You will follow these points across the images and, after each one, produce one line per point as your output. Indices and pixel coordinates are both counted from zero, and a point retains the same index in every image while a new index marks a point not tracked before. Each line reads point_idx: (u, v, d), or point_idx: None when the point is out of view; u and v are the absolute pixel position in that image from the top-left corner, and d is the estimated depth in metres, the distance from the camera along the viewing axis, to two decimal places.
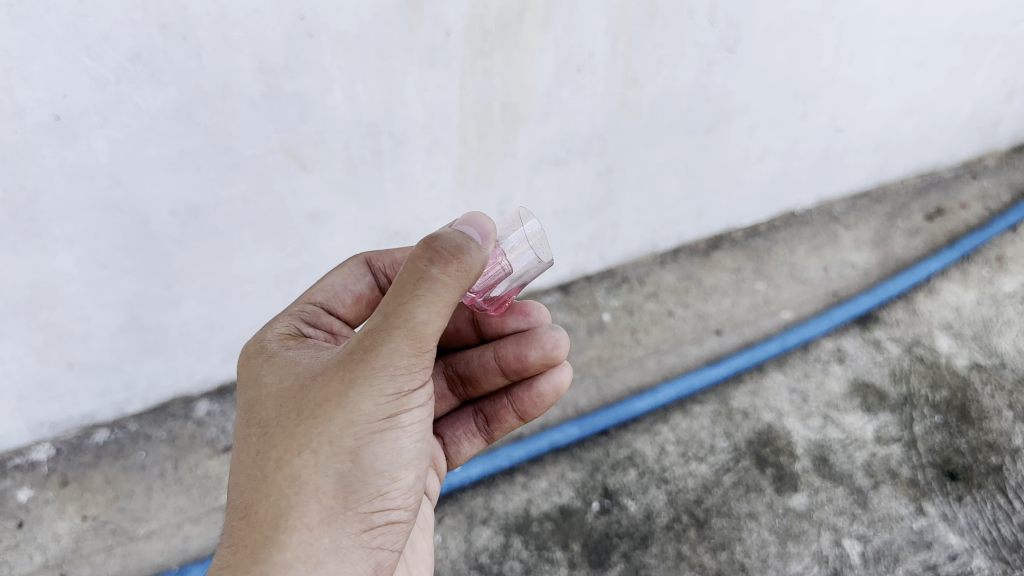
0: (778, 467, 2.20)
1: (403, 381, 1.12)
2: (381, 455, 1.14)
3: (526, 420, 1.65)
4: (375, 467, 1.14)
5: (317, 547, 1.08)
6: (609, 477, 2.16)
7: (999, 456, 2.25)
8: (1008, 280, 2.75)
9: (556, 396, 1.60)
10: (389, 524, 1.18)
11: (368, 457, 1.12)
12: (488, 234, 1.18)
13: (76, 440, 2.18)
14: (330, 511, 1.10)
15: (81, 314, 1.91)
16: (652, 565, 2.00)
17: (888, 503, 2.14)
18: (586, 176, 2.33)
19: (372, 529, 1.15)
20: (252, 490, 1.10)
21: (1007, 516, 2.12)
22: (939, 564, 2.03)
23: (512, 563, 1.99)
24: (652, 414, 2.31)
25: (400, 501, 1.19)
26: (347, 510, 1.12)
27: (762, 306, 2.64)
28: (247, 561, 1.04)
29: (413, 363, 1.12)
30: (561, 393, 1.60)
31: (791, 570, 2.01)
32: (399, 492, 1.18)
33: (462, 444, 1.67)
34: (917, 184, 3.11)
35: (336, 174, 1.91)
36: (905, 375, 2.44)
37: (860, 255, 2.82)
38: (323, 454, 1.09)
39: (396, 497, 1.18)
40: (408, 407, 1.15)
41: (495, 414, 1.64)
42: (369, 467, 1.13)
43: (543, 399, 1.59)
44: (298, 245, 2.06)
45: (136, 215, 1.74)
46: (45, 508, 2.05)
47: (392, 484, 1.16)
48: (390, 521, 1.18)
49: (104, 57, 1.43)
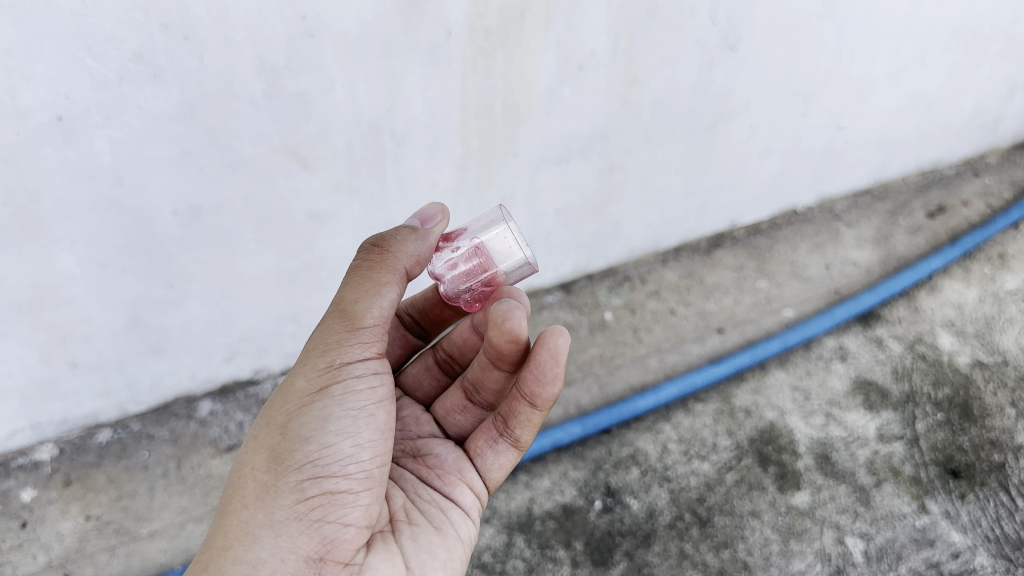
0: (780, 465, 2.20)
1: (330, 356, 1.29)
2: (307, 424, 1.26)
3: None
4: (301, 436, 1.25)
5: (251, 521, 1.21)
6: (611, 476, 2.16)
7: (1002, 453, 2.25)
8: (1010, 278, 2.75)
9: (571, 374, 1.47)
10: (330, 496, 1.23)
11: (295, 428, 1.26)
12: (429, 219, 1.44)
13: (79, 439, 2.18)
14: (264, 483, 1.24)
15: (83, 314, 1.91)
16: (654, 564, 2.00)
17: (891, 501, 2.14)
18: (588, 175, 2.32)
19: (308, 499, 1.23)
20: (232, 479, 1.29)
21: (1010, 514, 2.13)
22: (942, 562, 2.03)
23: (515, 561, 2.00)
24: (654, 412, 2.31)
25: (341, 471, 1.25)
26: (278, 480, 1.23)
27: (764, 304, 2.64)
28: (210, 534, 1.24)
29: (341, 339, 1.31)
30: (576, 370, 1.47)
31: (793, 568, 2.01)
32: (335, 460, 1.25)
33: (488, 453, 1.56)
34: (919, 181, 3.11)
35: (338, 173, 1.91)
36: (907, 372, 2.44)
37: (862, 253, 2.82)
38: (262, 435, 1.29)
39: (334, 465, 1.25)
40: (336, 379, 1.28)
41: None
42: (295, 437, 1.25)
43: None
44: (300, 245, 2.06)
45: (138, 215, 1.74)
46: (48, 508, 2.06)
47: (321, 450, 1.24)
48: (331, 492, 1.24)
49: (105, 57, 1.42)
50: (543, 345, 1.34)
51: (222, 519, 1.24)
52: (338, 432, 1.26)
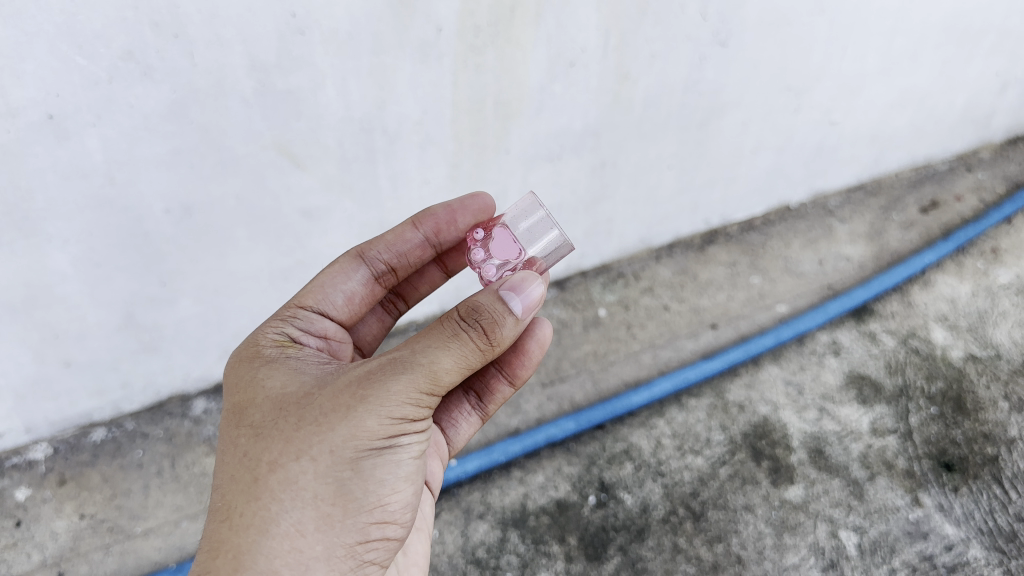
0: (774, 459, 2.21)
1: (410, 408, 1.21)
2: (378, 470, 1.22)
3: (517, 384, 1.71)
4: (372, 481, 1.21)
5: (306, 554, 1.16)
6: (605, 471, 2.17)
7: (995, 446, 2.26)
8: (1003, 272, 2.76)
9: (542, 351, 1.65)
10: (382, 539, 1.26)
11: (366, 472, 1.20)
12: (532, 302, 1.27)
13: (73, 438, 2.18)
14: (325, 519, 1.18)
15: (76, 313, 1.91)
16: (648, 558, 2.01)
17: (884, 494, 2.15)
18: (580, 171, 2.33)
19: (365, 542, 1.23)
20: (244, 496, 1.18)
21: (1003, 506, 2.13)
22: (935, 554, 2.04)
23: (510, 556, 2.01)
24: (648, 407, 2.32)
25: (397, 515, 1.27)
26: (344, 518, 1.20)
27: (757, 300, 2.64)
28: (230, 565, 1.13)
29: (422, 395, 1.22)
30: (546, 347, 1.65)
31: (787, 562, 2.02)
32: (397, 506, 1.26)
33: (459, 425, 1.70)
34: (912, 177, 3.12)
35: (330, 171, 1.92)
36: (900, 366, 2.45)
37: (855, 249, 2.83)
38: (323, 463, 1.18)
39: (394, 511, 1.26)
40: (408, 431, 1.23)
41: (486, 387, 1.70)
42: (365, 481, 1.21)
43: (530, 356, 1.64)
44: (293, 243, 2.07)
45: (130, 213, 1.75)
46: (43, 507, 2.06)
47: (389, 498, 1.24)
48: (384, 536, 1.26)
49: (96, 55, 1.43)
50: (533, 337, 1.62)
51: (259, 539, 1.15)
52: (404, 479, 1.26)
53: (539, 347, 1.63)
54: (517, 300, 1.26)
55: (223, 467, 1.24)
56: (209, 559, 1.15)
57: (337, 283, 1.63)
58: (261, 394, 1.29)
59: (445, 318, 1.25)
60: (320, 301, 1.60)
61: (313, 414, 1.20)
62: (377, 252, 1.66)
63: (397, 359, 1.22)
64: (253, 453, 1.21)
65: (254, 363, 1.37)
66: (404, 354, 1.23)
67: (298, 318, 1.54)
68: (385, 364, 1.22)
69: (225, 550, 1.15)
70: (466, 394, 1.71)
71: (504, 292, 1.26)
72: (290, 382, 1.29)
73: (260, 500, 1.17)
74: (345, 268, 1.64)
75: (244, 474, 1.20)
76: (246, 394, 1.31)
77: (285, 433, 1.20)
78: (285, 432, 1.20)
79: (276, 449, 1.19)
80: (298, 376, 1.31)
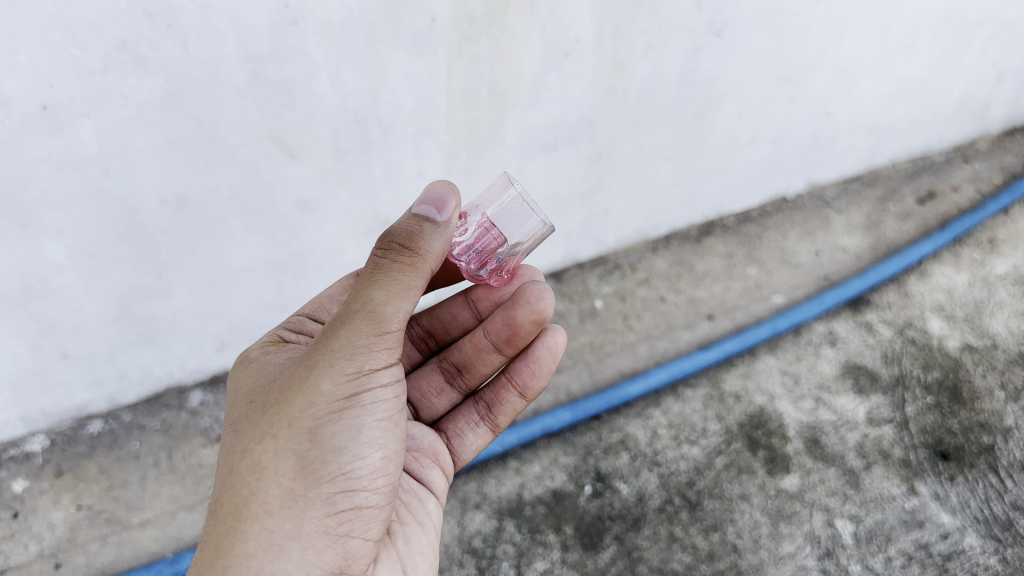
0: (770, 449, 2.21)
1: (361, 361, 1.25)
2: (338, 434, 1.25)
3: (528, 397, 1.73)
4: (334, 446, 1.24)
5: (278, 534, 1.20)
6: (601, 461, 2.17)
7: (991, 436, 2.26)
8: (999, 262, 2.76)
9: (553, 362, 1.69)
10: (355, 510, 1.28)
11: (326, 437, 1.24)
12: (444, 205, 1.28)
13: (71, 430, 2.19)
14: (291, 494, 1.22)
15: (72, 305, 1.92)
16: (644, 547, 2.01)
17: (880, 484, 2.15)
18: (576, 162, 2.33)
19: (336, 514, 1.25)
20: (221, 488, 1.24)
21: (999, 495, 2.13)
22: (931, 543, 2.04)
23: (506, 546, 2.01)
24: (644, 398, 2.32)
25: (367, 482, 1.28)
26: (308, 490, 1.23)
27: (754, 291, 2.64)
28: (212, 556, 1.18)
29: (372, 346, 1.25)
30: (558, 358, 1.69)
31: (783, 551, 2.02)
32: (364, 472, 1.28)
33: (466, 436, 1.74)
34: (909, 168, 3.11)
35: (325, 161, 1.92)
36: (897, 356, 2.45)
37: (852, 240, 2.83)
38: (283, 439, 1.22)
39: (363, 477, 1.28)
40: (367, 389, 1.26)
41: (496, 397, 1.72)
42: (327, 447, 1.24)
43: (541, 365, 1.68)
44: (288, 234, 2.07)
45: (125, 204, 1.75)
46: (40, 498, 2.07)
47: (354, 465, 1.26)
48: (357, 506, 1.28)
49: (90, 46, 1.43)
50: (543, 344, 1.66)
51: (235, 525, 1.19)
52: (370, 443, 1.28)
53: (550, 356, 1.67)
54: (437, 212, 1.29)
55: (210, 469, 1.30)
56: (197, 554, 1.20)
57: (335, 295, 1.70)
58: (238, 394, 1.36)
59: (371, 261, 1.29)
60: (317, 309, 1.67)
61: (274, 396, 1.25)
62: None
63: (338, 317, 1.26)
64: (226, 448, 1.28)
65: (237, 370, 1.43)
66: (343, 309, 1.26)
67: (294, 322, 1.62)
68: (329, 327, 1.26)
69: (209, 543, 1.20)
70: (477, 405, 1.75)
71: (421, 209, 1.29)
72: (260, 376, 1.36)
73: (233, 488, 1.22)
74: (344, 285, 1.73)
75: (222, 468, 1.25)
76: (229, 399, 1.38)
77: (250, 421, 1.26)
78: (247, 423, 1.26)
79: (242, 437, 1.25)
80: (268, 368, 1.37)
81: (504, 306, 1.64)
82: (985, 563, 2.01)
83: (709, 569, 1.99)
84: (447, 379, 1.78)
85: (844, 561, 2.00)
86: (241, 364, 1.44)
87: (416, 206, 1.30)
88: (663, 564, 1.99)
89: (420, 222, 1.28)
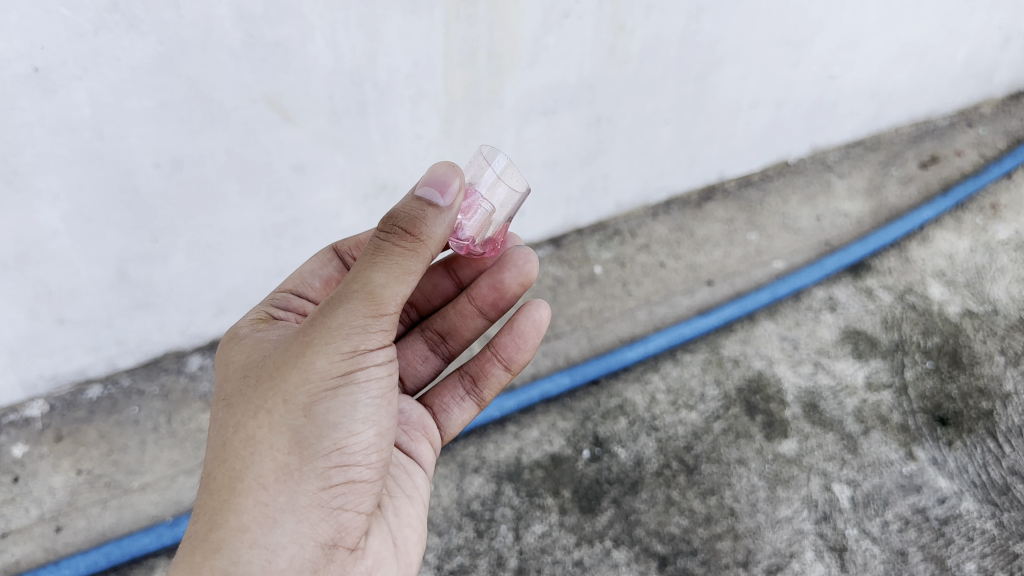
0: (768, 414, 2.21)
1: (357, 341, 1.24)
2: (333, 411, 1.24)
3: (513, 371, 1.74)
4: (328, 423, 1.24)
5: (272, 506, 1.20)
6: (599, 426, 2.18)
7: (990, 401, 2.26)
8: (1001, 227, 2.74)
9: (539, 335, 1.70)
10: (349, 484, 1.27)
11: (321, 414, 1.23)
12: (449, 188, 1.28)
13: (69, 395, 2.19)
14: (285, 468, 1.22)
15: (69, 269, 1.91)
16: (642, 511, 2.02)
17: (878, 449, 2.15)
18: (576, 126, 2.31)
19: (331, 488, 1.25)
20: (214, 460, 1.24)
21: (997, 460, 2.14)
22: (928, 507, 2.05)
23: (504, 509, 2.01)
24: (642, 364, 2.32)
25: (361, 457, 1.28)
26: (303, 465, 1.23)
27: (754, 256, 2.63)
28: (206, 528, 1.19)
29: (368, 325, 1.24)
30: (543, 332, 1.71)
31: (780, 515, 2.03)
32: (359, 448, 1.27)
33: (451, 410, 1.74)
34: (912, 132, 3.08)
35: (320, 124, 1.89)
36: (897, 322, 2.44)
37: (853, 204, 2.81)
38: (277, 413, 1.22)
39: (357, 453, 1.27)
40: (362, 367, 1.26)
41: (481, 371, 1.73)
42: (322, 424, 1.24)
43: (525, 339, 1.69)
44: (284, 198, 2.05)
45: (120, 168, 1.73)
46: (40, 463, 2.08)
47: (349, 440, 1.26)
48: (351, 481, 1.27)
49: (81, 6, 1.41)
50: (528, 318, 1.68)
51: (229, 498, 1.20)
52: (364, 419, 1.27)
53: (535, 329, 1.69)
54: (438, 195, 1.27)
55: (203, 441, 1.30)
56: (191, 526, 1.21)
57: (314, 269, 1.70)
58: (231, 367, 1.35)
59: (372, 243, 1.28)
60: (299, 285, 1.66)
61: (268, 370, 1.25)
62: (348, 246, 1.72)
63: (334, 296, 1.24)
64: (218, 421, 1.27)
65: (228, 342, 1.42)
66: (340, 289, 1.25)
67: (276, 300, 1.59)
68: (324, 305, 1.25)
69: (203, 515, 1.21)
70: (462, 379, 1.74)
71: (426, 191, 1.27)
72: (253, 350, 1.35)
73: (227, 461, 1.22)
74: (323, 259, 1.72)
75: (215, 441, 1.25)
76: (221, 371, 1.37)
77: (243, 395, 1.25)
78: (241, 397, 1.25)
79: (235, 411, 1.24)
80: (261, 343, 1.36)
81: (490, 270, 1.70)
82: (982, 527, 2.02)
83: (706, 532, 1.99)
84: (431, 347, 1.81)
85: (841, 525, 2.01)
86: (233, 336, 1.43)
87: (419, 188, 1.29)
88: (661, 527, 2.00)
89: (423, 207, 1.27)
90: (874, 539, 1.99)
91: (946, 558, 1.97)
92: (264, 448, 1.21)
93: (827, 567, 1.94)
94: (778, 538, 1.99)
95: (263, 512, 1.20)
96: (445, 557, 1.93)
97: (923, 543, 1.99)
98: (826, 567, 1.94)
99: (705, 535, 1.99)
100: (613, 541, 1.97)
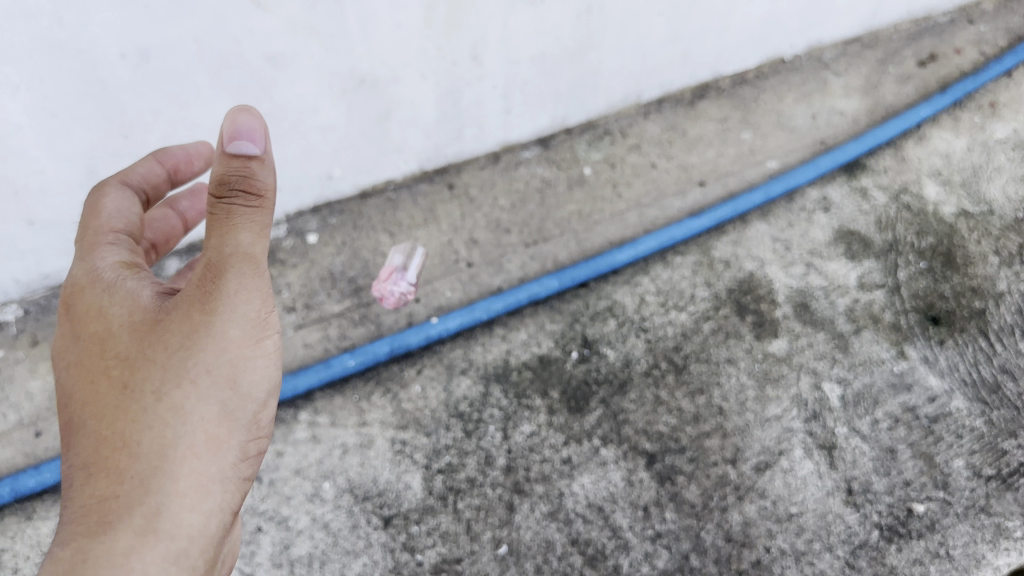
0: (758, 315, 2.18)
1: (248, 306, 1.22)
2: (239, 376, 1.25)
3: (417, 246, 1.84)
4: (240, 386, 1.25)
5: (201, 476, 1.20)
6: (588, 328, 2.14)
7: (983, 300, 2.23)
8: (999, 126, 2.68)
9: None
10: (255, 440, 1.31)
11: (231, 383, 1.24)
12: (263, 151, 1.18)
13: (45, 301, 2.13)
14: (211, 441, 1.21)
15: (35, 167, 1.82)
16: (630, 411, 2.00)
17: (869, 348, 2.13)
18: (565, 17, 2.15)
19: (246, 454, 1.29)
20: (105, 422, 1.18)
21: (988, 359, 2.12)
22: (918, 406, 2.03)
23: (492, 410, 1.98)
24: (633, 266, 2.27)
25: (263, 416, 1.32)
26: (225, 437, 1.24)
27: (748, 156, 2.56)
28: (117, 493, 1.13)
29: (253, 287, 1.22)
30: None
31: (769, 413, 2.01)
32: (262, 401, 1.30)
33: None
34: (911, 29, 2.97)
35: (293, 10, 1.75)
36: (891, 222, 2.39)
37: (849, 103, 2.73)
38: (191, 384, 1.19)
39: (262, 405, 1.30)
40: (261, 331, 1.26)
41: None
42: (234, 389, 1.24)
43: None
44: (258, 92, 1.92)
45: (83, 58, 1.63)
46: (16, 368, 2.03)
47: (254, 396, 1.28)
48: (256, 436, 1.31)
49: None
50: None
51: (133, 471, 1.15)
52: (266, 381, 1.29)
53: None
54: (253, 146, 1.17)
55: (80, 395, 1.21)
56: (89, 499, 1.14)
57: (200, 151, 1.63)
58: (99, 319, 1.23)
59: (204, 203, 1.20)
60: (188, 156, 1.59)
61: (171, 327, 1.19)
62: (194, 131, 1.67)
63: (218, 259, 1.19)
64: (98, 390, 1.20)
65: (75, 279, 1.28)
66: (217, 255, 1.19)
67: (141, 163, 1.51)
68: (212, 268, 1.19)
69: (104, 480, 1.15)
70: None
71: (242, 142, 1.17)
72: (109, 298, 1.24)
73: (132, 418, 1.17)
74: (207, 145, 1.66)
75: (109, 399, 1.19)
76: (66, 321, 1.25)
77: (142, 359, 1.19)
78: (143, 366, 1.19)
79: (132, 371, 1.19)
80: (121, 289, 1.25)
81: None
82: (971, 424, 2.01)
83: (694, 431, 1.98)
84: None
85: (830, 423, 2.00)
86: (75, 274, 1.29)
87: (225, 143, 1.17)
88: (649, 426, 1.98)
89: (260, 170, 1.19)
90: (864, 437, 1.98)
91: (935, 454, 1.96)
92: (179, 338, 1.19)
93: (816, 464, 1.94)
94: (767, 436, 1.97)
95: (181, 403, 1.19)
96: (433, 458, 1.90)
97: (912, 440, 1.97)
98: (815, 464, 1.94)
99: (693, 434, 1.97)
100: (602, 440, 1.96)
